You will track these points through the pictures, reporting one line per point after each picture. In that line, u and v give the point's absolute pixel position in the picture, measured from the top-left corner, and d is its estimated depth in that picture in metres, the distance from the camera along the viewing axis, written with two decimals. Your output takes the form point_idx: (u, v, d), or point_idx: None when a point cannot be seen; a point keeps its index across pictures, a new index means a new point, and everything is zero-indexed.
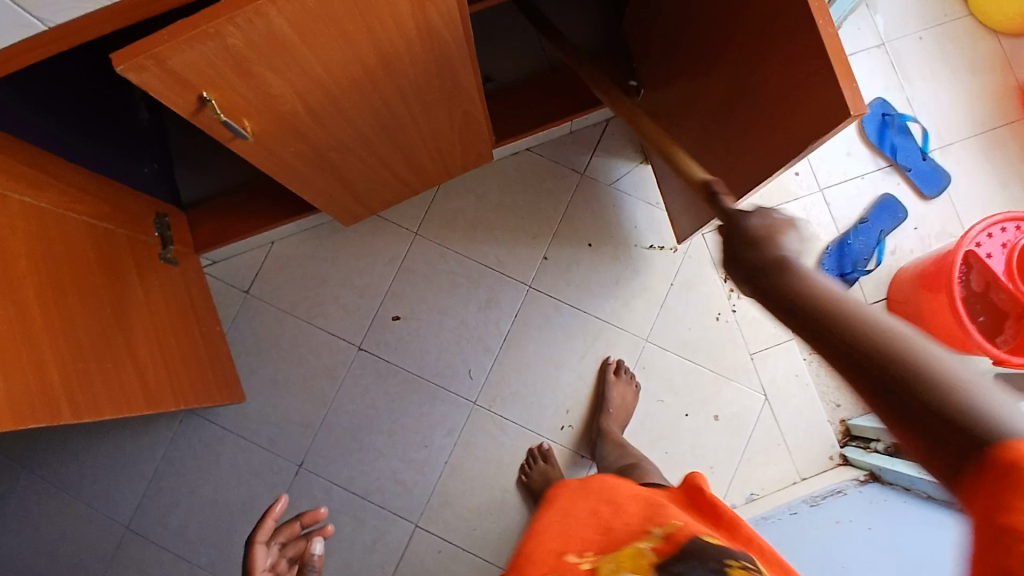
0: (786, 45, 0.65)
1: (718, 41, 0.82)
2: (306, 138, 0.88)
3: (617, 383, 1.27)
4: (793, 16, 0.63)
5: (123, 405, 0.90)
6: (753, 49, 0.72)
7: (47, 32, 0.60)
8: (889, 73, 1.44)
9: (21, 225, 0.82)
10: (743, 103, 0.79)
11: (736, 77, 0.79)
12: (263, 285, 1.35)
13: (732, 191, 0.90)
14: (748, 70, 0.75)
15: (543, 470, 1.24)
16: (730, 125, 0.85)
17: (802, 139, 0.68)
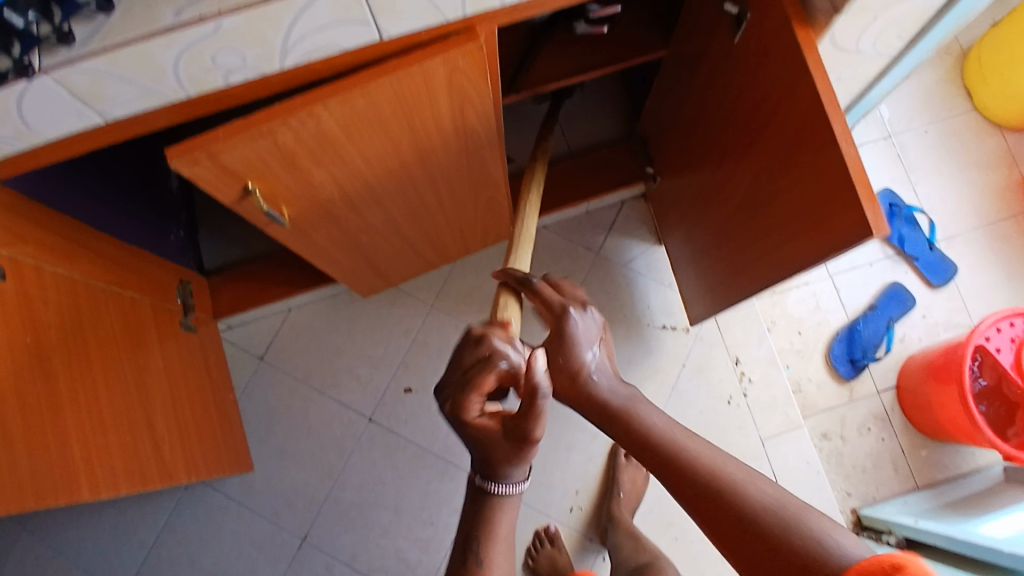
0: (809, 158, 0.68)
1: (740, 143, 0.86)
2: (339, 220, 0.91)
3: (627, 465, 1.26)
4: (815, 134, 0.67)
5: (137, 478, 0.90)
6: (776, 158, 0.76)
7: (105, 124, 0.63)
8: (895, 165, 1.49)
9: (54, 296, 0.84)
10: (766, 204, 0.82)
11: (759, 180, 0.82)
12: (277, 352, 1.35)
13: (753, 284, 0.93)
14: (771, 176, 0.78)
15: (549, 554, 1.21)
16: (752, 223, 0.87)
17: (825, 246, 0.70)
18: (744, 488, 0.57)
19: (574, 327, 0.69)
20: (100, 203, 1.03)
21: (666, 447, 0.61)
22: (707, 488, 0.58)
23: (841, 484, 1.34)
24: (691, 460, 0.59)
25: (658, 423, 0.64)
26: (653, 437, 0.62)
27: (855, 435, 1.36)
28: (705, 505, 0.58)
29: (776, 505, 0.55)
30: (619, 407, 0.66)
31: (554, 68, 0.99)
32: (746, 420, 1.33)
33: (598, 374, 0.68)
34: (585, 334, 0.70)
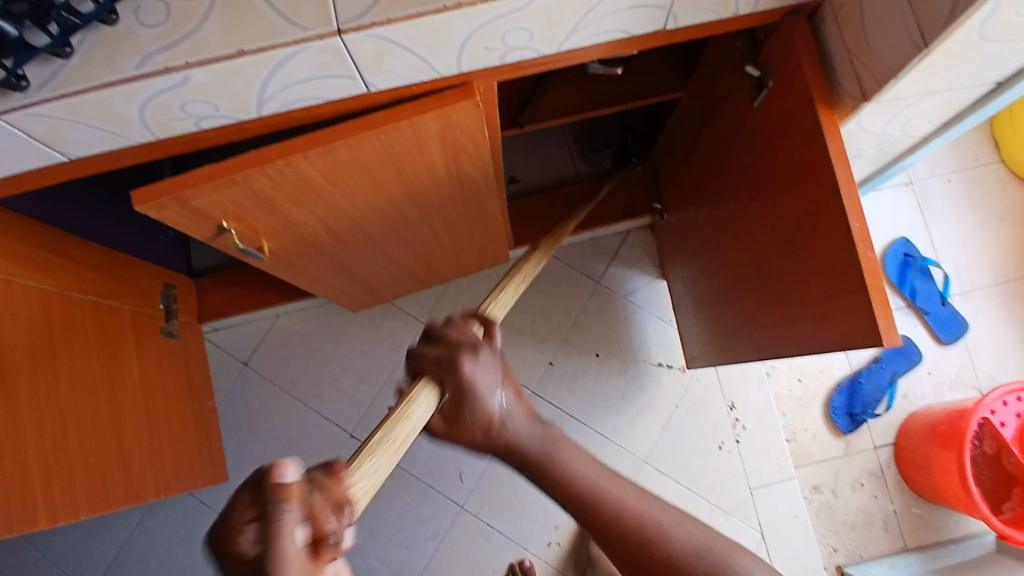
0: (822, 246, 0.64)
1: (752, 206, 0.81)
2: (325, 250, 0.87)
3: None
4: (831, 224, 0.62)
5: (101, 500, 0.88)
6: (788, 234, 0.71)
7: (70, 161, 0.59)
8: (915, 213, 1.43)
9: (22, 311, 0.80)
10: (774, 277, 0.77)
11: (769, 250, 0.78)
12: (262, 358, 1.32)
13: (755, 351, 0.88)
14: (780, 250, 0.74)
15: None
16: (760, 289, 0.83)
17: (830, 340, 0.66)
18: (671, 536, 0.56)
19: (470, 378, 0.58)
20: (83, 206, 1.00)
21: (578, 490, 0.57)
22: (637, 538, 0.55)
23: (828, 540, 1.30)
24: (615, 506, 0.56)
25: (578, 468, 0.58)
26: (569, 482, 0.57)
27: (847, 490, 1.32)
28: (627, 552, 0.56)
29: (702, 552, 0.55)
30: (535, 454, 0.59)
31: (564, 103, 0.94)
32: (737, 467, 1.29)
33: (510, 421, 0.60)
34: (485, 379, 0.59)
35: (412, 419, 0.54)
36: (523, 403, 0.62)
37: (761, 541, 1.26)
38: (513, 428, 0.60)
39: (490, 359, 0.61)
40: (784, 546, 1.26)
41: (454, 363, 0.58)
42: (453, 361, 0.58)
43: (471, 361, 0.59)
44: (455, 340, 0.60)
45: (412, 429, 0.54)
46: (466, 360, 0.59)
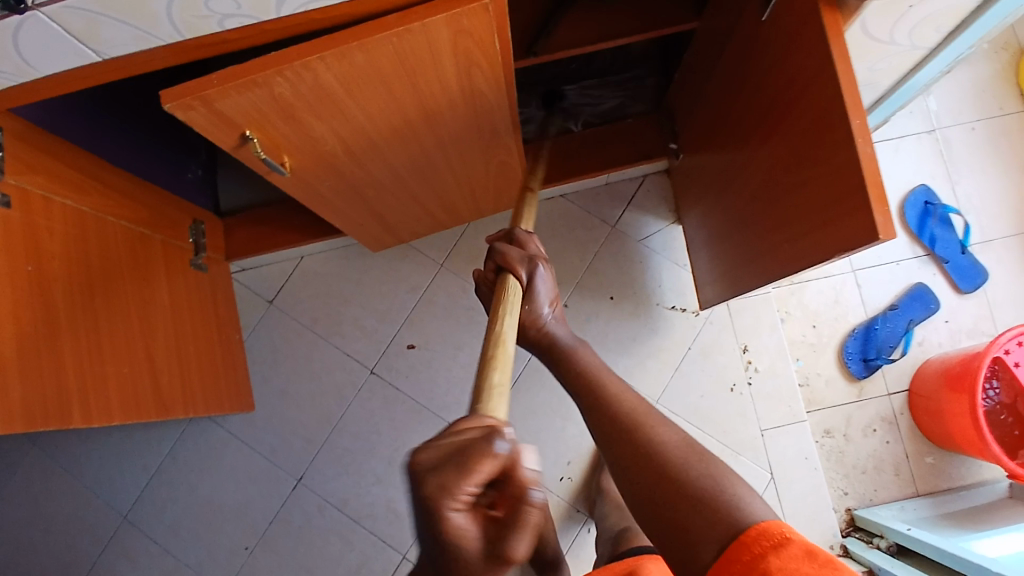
0: (823, 154, 0.65)
1: (759, 128, 0.82)
2: (343, 174, 0.90)
3: None
4: (832, 128, 0.62)
5: (135, 409, 0.93)
6: (790, 149, 0.72)
7: (103, 62, 0.62)
8: (938, 161, 1.41)
9: (60, 227, 0.85)
10: (779, 196, 0.79)
11: (773, 170, 0.79)
12: (287, 297, 1.37)
13: (762, 276, 0.90)
14: (784, 165, 0.75)
15: None
16: (766, 211, 0.84)
17: (828, 246, 0.67)
18: (658, 430, 0.68)
19: (539, 279, 0.82)
20: (114, 137, 1.04)
21: (593, 381, 0.76)
22: (628, 424, 0.70)
23: (839, 483, 1.31)
24: (619, 400, 0.73)
25: (592, 364, 0.80)
26: (588, 371, 0.78)
27: (859, 435, 1.33)
28: (621, 440, 0.69)
29: (687, 448, 0.66)
30: (565, 347, 0.83)
31: (578, 34, 0.95)
32: (748, 409, 1.31)
33: (554, 327, 0.85)
34: (545, 282, 0.83)
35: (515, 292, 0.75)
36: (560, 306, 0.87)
37: (770, 481, 1.29)
38: (554, 329, 0.84)
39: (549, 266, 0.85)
40: (793, 485, 1.28)
41: (529, 263, 0.81)
42: (530, 258, 0.82)
43: (534, 270, 0.81)
44: (521, 253, 0.82)
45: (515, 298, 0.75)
46: (542, 262, 0.83)
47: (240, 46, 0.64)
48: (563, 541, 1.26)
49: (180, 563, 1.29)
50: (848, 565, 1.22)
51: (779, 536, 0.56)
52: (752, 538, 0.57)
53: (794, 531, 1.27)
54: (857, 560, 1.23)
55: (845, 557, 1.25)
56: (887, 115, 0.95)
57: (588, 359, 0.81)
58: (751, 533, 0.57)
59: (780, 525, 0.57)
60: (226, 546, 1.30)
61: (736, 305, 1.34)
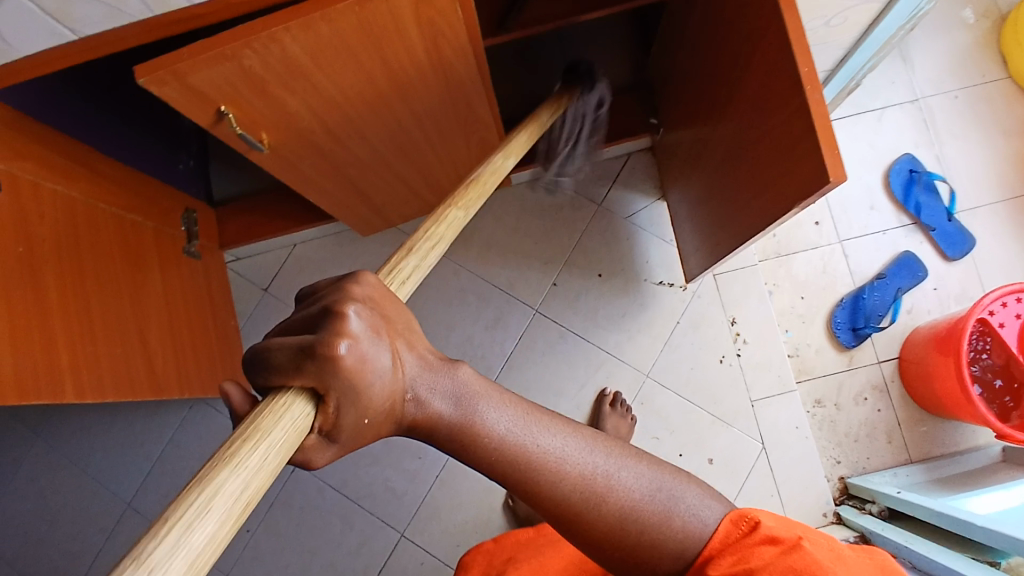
0: (777, 106, 0.66)
1: (725, 92, 0.83)
2: (323, 152, 0.92)
3: (611, 414, 1.25)
4: (785, 78, 0.64)
5: (129, 389, 0.96)
6: (751, 106, 0.74)
7: (78, 42, 0.65)
8: (921, 130, 1.42)
9: (50, 211, 0.87)
10: (745, 156, 0.80)
11: (740, 131, 0.80)
12: (281, 284, 1.40)
13: (737, 239, 0.91)
14: (748, 124, 0.76)
15: None
16: (737, 174, 0.85)
17: (788, 196, 0.68)
18: (615, 484, 0.57)
19: (366, 362, 0.47)
20: (104, 127, 1.07)
21: (517, 456, 0.55)
22: (582, 499, 0.56)
23: (831, 452, 1.32)
24: (552, 467, 0.56)
25: (504, 426, 0.56)
26: (505, 446, 0.55)
27: (851, 403, 1.34)
28: (574, 514, 0.57)
29: (650, 496, 0.57)
30: (452, 419, 0.54)
31: (549, 8, 0.97)
32: (738, 380, 1.32)
33: (417, 386, 0.53)
34: (374, 353, 0.48)
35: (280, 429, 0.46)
36: (420, 352, 0.55)
37: (762, 450, 1.30)
38: (421, 392, 0.54)
39: (370, 317, 0.49)
40: (785, 454, 1.29)
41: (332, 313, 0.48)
42: (327, 309, 0.48)
43: (357, 360, 0.46)
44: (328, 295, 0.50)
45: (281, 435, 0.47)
46: (347, 309, 0.48)
47: (209, 20, 0.66)
48: None
49: None
50: (841, 530, 1.23)
51: (750, 522, 0.58)
52: (727, 530, 0.58)
53: (788, 500, 1.27)
54: (848, 525, 1.24)
55: (839, 524, 1.26)
56: (858, 77, 0.96)
57: (496, 421, 0.56)
58: (727, 524, 0.59)
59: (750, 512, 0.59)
60: None
61: (722, 278, 1.36)
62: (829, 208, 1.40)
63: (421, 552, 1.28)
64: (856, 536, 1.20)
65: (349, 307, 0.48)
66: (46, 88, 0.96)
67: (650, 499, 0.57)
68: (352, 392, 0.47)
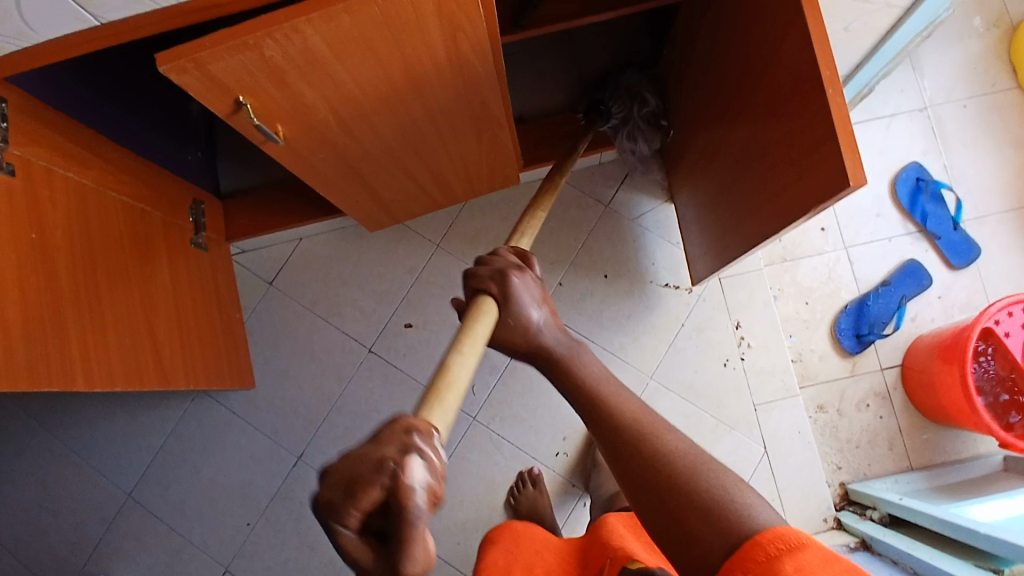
0: (796, 109, 0.66)
1: (741, 95, 0.83)
2: (337, 146, 0.92)
3: None
4: (807, 80, 0.64)
5: (138, 378, 0.96)
6: (768, 109, 0.74)
7: (100, 28, 0.65)
8: (929, 138, 1.43)
9: (63, 198, 0.87)
10: (760, 159, 0.80)
11: (754, 134, 0.81)
12: (286, 279, 1.40)
13: (748, 242, 0.91)
14: (764, 127, 0.77)
15: (531, 496, 1.22)
16: (750, 177, 0.86)
17: (803, 198, 0.69)
18: (663, 440, 0.60)
19: (519, 289, 0.65)
20: (117, 116, 1.07)
21: (596, 395, 0.63)
22: (634, 439, 0.60)
23: (833, 458, 1.32)
24: (616, 405, 0.62)
25: (595, 373, 0.65)
26: (590, 384, 0.64)
27: (853, 410, 1.34)
28: (620, 458, 0.60)
29: (693, 459, 0.58)
30: (560, 355, 0.66)
31: (565, 8, 0.97)
32: (741, 384, 1.33)
33: (544, 331, 0.66)
34: (527, 292, 0.66)
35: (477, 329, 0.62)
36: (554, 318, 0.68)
37: (764, 455, 1.30)
38: (546, 337, 0.66)
39: (530, 279, 0.68)
40: (787, 460, 1.30)
41: (503, 276, 0.66)
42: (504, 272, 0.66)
43: (517, 284, 0.66)
44: (496, 265, 0.67)
45: (478, 337, 0.62)
46: (514, 272, 0.67)
47: (232, 8, 0.66)
48: (560, 515, 1.28)
49: (184, 541, 1.31)
50: (841, 536, 1.23)
51: (793, 541, 0.51)
52: (765, 541, 0.52)
53: (789, 505, 1.28)
54: (850, 531, 1.24)
55: (839, 530, 1.26)
56: (871, 83, 0.97)
57: (587, 364, 0.66)
58: (764, 537, 0.52)
59: (795, 531, 0.53)
60: (229, 523, 1.32)
61: (728, 282, 1.36)
62: (835, 215, 1.41)
63: None
64: (856, 543, 1.20)
65: (523, 268, 0.69)
66: (60, 75, 0.96)
67: (692, 458, 0.58)
68: (507, 307, 0.65)
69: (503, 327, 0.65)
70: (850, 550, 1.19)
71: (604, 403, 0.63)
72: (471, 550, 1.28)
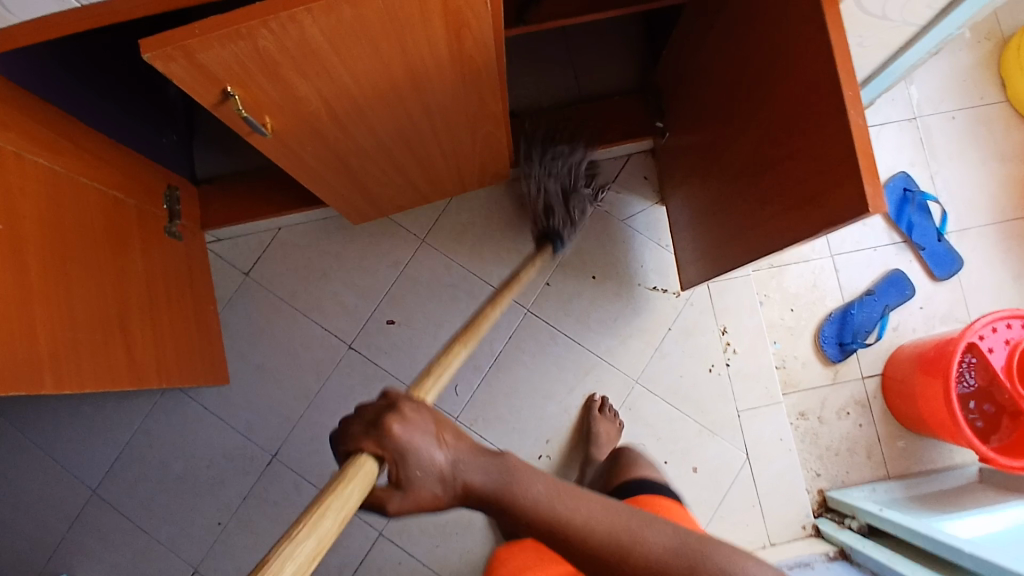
0: (813, 127, 0.64)
1: (748, 105, 0.82)
2: (327, 140, 0.88)
3: (603, 419, 1.25)
4: (826, 98, 0.62)
5: (109, 378, 0.91)
6: (779, 123, 0.72)
7: (79, 9, 0.60)
8: (917, 149, 1.43)
9: (32, 186, 0.81)
10: (766, 173, 0.79)
11: (762, 146, 0.79)
12: (264, 270, 1.34)
13: (748, 255, 0.90)
14: (774, 141, 0.75)
15: None
16: (753, 190, 0.84)
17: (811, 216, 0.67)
18: (641, 538, 0.50)
19: (400, 428, 0.49)
20: (89, 96, 1.00)
21: (551, 527, 0.49)
22: (614, 555, 0.49)
23: (812, 464, 1.33)
24: (581, 525, 0.49)
25: (541, 496, 0.49)
26: (542, 518, 0.49)
27: (833, 417, 1.35)
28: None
29: (680, 550, 0.51)
30: (493, 491, 0.49)
31: (568, 4, 0.94)
32: (726, 390, 1.32)
33: (461, 466, 0.49)
34: (414, 430, 0.49)
35: (350, 487, 0.49)
36: (452, 437, 0.50)
37: (746, 461, 1.30)
38: (465, 474, 0.49)
39: (414, 411, 0.51)
40: (769, 467, 1.30)
41: (378, 425, 0.49)
42: (380, 412, 0.51)
43: (397, 426, 0.49)
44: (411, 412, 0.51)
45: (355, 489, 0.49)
46: (392, 422, 0.49)
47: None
48: None
49: (151, 540, 1.27)
50: (820, 544, 1.24)
51: None
52: None
53: (769, 511, 1.28)
54: (828, 539, 1.25)
55: (817, 537, 1.27)
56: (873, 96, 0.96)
57: (532, 477, 0.50)
58: None
59: None
60: (200, 523, 1.27)
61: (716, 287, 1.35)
62: None
63: (399, 552, 1.25)
64: (835, 552, 1.21)
65: (396, 400, 0.51)
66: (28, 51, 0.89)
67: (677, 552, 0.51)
68: (400, 461, 0.48)
69: (394, 481, 0.49)
70: (829, 559, 1.20)
71: (568, 530, 0.49)
72: (450, 553, 1.26)
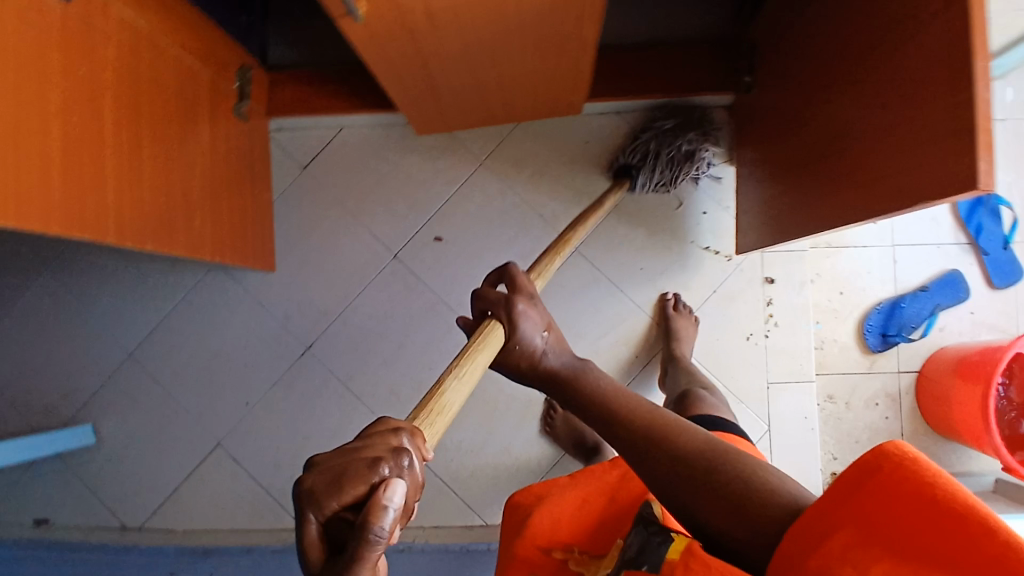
0: (930, 111, 0.65)
1: (871, 54, 0.76)
2: (414, 38, 0.86)
3: (679, 316, 1.27)
4: (962, 57, 0.61)
5: (166, 241, 0.92)
6: (910, 82, 0.68)
7: None
8: (1000, 150, 1.38)
9: (115, 39, 0.80)
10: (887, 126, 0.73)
11: (883, 91, 0.74)
12: (320, 165, 1.35)
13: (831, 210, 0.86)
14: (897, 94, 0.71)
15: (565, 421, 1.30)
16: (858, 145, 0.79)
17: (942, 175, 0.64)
18: (680, 437, 0.63)
19: (522, 312, 0.69)
20: None
21: (607, 405, 0.68)
22: (649, 436, 0.64)
23: (829, 446, 1.35)
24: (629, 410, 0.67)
25: (602, 387, 0.70)
26: (598, 397, 0.69)
27: (861, 406, 1.36)
28: (642, 454, 0.63)
29: (709, 449, 0.61)
30: (568, 373, 0.72)
31: None
32: (759, 360, 1.33)
33: (550, 353, 0.72)
34: (530, 320, 0.69)
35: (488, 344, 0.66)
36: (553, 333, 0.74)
37: (766, 433, 1.32)
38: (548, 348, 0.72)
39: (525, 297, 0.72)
40: (788, 441, 1.32)
41: (507, 302, 0.69)
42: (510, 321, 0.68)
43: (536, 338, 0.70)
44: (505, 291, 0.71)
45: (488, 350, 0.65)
46: (519, 302, 0.69)
47: None
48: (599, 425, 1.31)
49: (178, 409, 1.34)
50: None
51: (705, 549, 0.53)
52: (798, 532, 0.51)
53: None
54: None
55: None
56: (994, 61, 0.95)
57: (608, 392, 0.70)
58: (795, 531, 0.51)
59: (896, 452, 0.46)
60: (229, 399, 1.34)
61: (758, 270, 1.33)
62: (891, 225, 1.37)
63: None
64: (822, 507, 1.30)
65: (522, 289, 0.72)
66: None
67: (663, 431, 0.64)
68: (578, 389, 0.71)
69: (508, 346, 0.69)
70: None
71: (658, 450, 0.63)
72: (462, 467, 1.35)
